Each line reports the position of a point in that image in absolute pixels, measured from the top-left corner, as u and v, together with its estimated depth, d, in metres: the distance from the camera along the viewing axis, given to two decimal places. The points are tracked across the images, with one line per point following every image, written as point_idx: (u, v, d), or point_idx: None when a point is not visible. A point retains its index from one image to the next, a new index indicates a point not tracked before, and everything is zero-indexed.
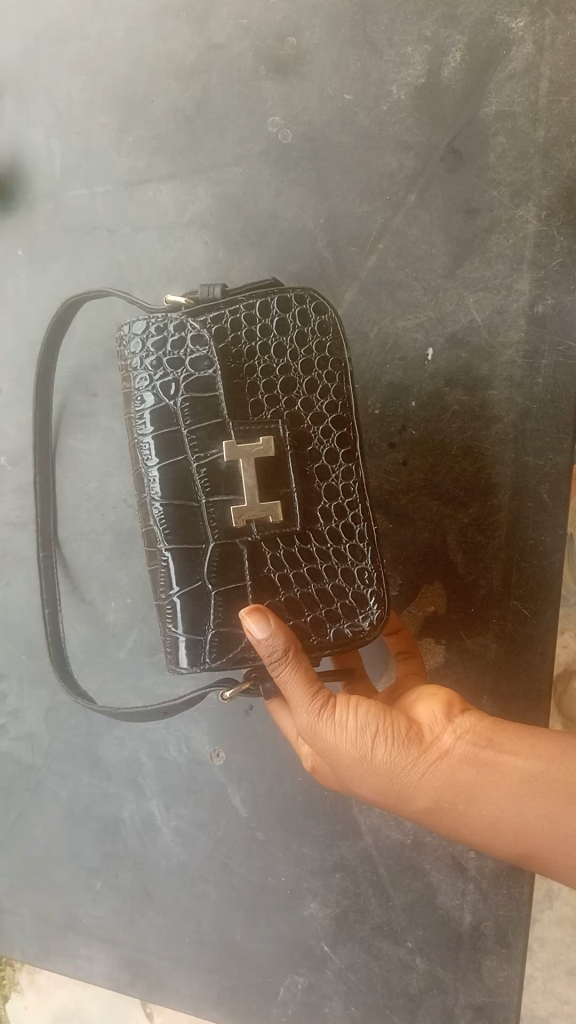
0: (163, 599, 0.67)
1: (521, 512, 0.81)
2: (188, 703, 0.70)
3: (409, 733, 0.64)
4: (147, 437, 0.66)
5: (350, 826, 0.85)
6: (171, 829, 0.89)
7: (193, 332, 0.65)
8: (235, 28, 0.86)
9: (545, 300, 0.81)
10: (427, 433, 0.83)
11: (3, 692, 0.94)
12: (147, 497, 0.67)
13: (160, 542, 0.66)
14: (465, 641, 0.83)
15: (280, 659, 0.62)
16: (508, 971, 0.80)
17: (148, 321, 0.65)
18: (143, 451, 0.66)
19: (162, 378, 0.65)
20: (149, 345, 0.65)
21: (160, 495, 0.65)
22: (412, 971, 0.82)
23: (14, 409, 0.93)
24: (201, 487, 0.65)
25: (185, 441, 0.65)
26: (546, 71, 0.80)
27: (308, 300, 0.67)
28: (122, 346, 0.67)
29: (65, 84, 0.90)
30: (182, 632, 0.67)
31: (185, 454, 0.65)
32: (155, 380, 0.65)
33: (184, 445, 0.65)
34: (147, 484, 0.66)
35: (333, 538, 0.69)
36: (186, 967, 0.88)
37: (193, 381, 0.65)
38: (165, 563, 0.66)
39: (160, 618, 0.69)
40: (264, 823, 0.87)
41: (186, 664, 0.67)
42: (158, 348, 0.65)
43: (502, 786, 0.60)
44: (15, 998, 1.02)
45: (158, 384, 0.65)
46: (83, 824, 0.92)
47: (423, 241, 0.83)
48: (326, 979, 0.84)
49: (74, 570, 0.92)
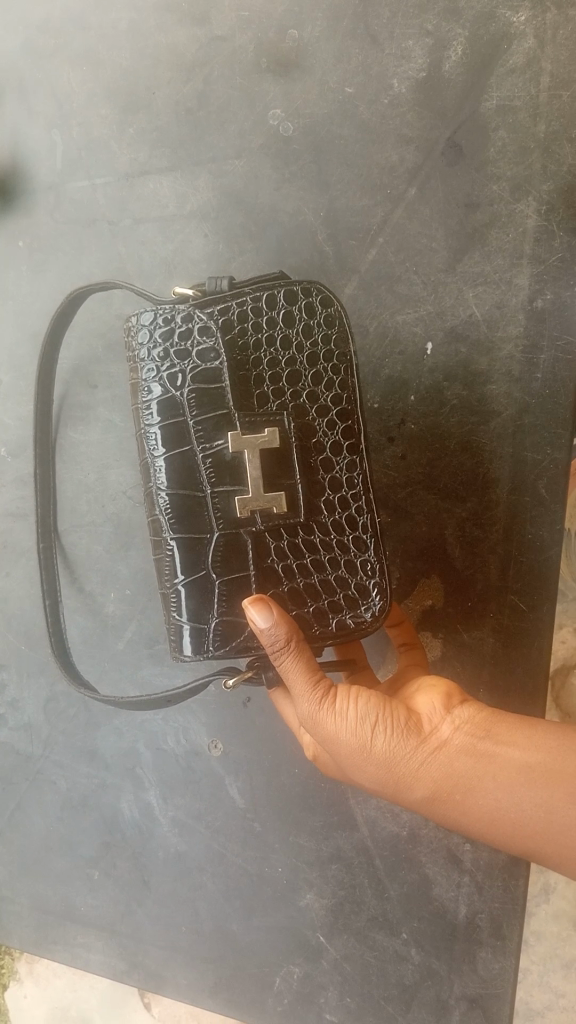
0: (168, 588, 0.68)
1: (520, 507, 0.82)
2: (191, 691, 0.71)
3: (408, 724, 0.65)
4: (153, 428, 0.66)
5: (347, 818, 0.85)
6: (169, 820, 0.90)
7: (200, 324, 0.65)
8: (237, 21, 0.86)
9: (544, 295, 0.81)
10: (426, 428, 0.83)
11: (2, 683, 0.95)
12: (153, 488, 0.67)
13: (166, 532, 0.67)
14: (462, 635, 0.83)
15: (282, 648, 0.63)
16: (503, 962, 0.81)
17: (156, 312, 0.65)
18: (150, 442, 0.66)
19: (169, 369, 0.65)
20: (157, 336, 0.65)
21: (166, 485, 0.66)
22: (407, 962, 0.83)
23: (14, 401, 0.94)
24: (206, 478, 0.66)
25: (191, 432, 0.65)
26: (547, 66, 0.80)
27: (314, 292, 0.67)
28: (129, 337, 0.67)
29: (67, 76, 0.90)
30: (187, 621, 0.68)
31: (191, 445, 0.66)
32: (162, 371, 0.66)
33: (189, 436, 0.66)
34: (153, 474, 0.67)
35: (336, 530, 0.69)
36: (183, 956, 0.88)
37: (200, 372, 0.65)
38: (170, 553, 0.67)
39: (165, 607, 0.70)
40: (261, 814, 0.87)
41: (190, 652, 0.68)
42: (165, 339, 0.65)
43: (500, 777, 0.61)
44: (13, 986, 1.03)
45: (165, 375, 0.65)
46: (82, 814, 0.92)
47: (424, 236, 0.83)
48: (322, 969, 0.85)
49: (74, 562, 0.92)
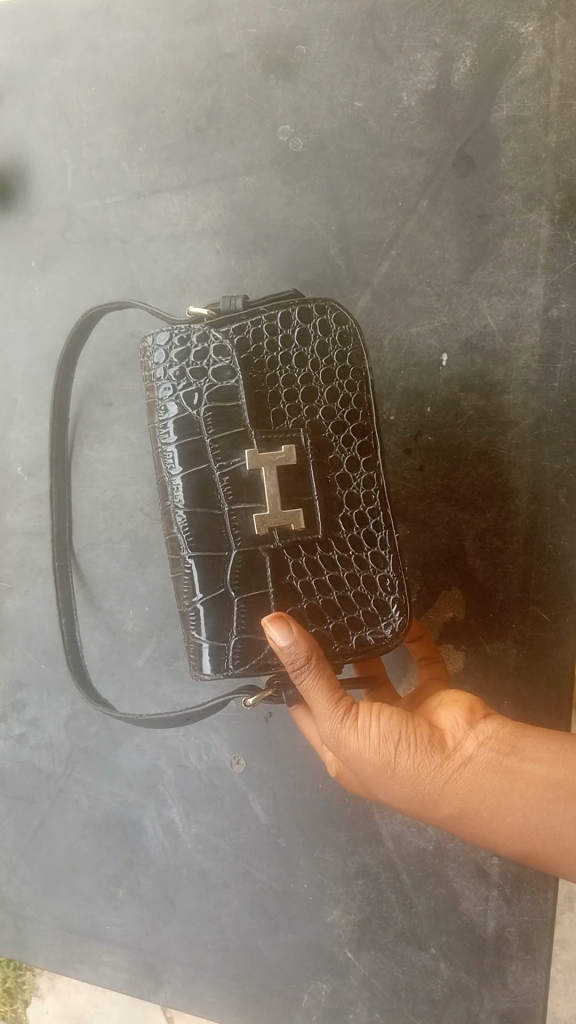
0: (186, 605, 0.67)
1: (540, 517, 0.81)
2: (211, 708, 0.70)
3: (432, 741, 0.64)
4: (171, 446, 0.66)
5: (372, 832, 0.85)
6: (192, 837, 0.89)
7: (216, 344, 0.65)
8: (245, 38, 0.86)
9: (559, 304, 0.81)
10: (443, 439, 0.83)
11: (23, 702, 0.95)
12: (170, 506, 0.67)
13: (184, 550, 0.66)
14: (484, 647, 0.83)
15: (303, 666, 0.63)
16: (533, 976, 0.80)
17: (171, 333, 0.65)
18: (167, 459, 0.66)
19: (186, 388, 0.65)
20: (173, 357, 0.66)
21: (183, 503, 0.65)
22: (437, 977, 0.82)
23: (29, 421, 0.94)
24: (223, 495, 0.65)
25: (208, 449, 0.65)
26: (557, 75, 0.80)
27: (329, 310, 0.68)
28: (145, 358, 0.68)
29: (76, 97, 0.91)
30: (206, 638, 0.67)
31: (208, 462, 0.65)
32: (179, 390, 0.65)
33: (207, 453, 0.65)
34: (171, 492, 0.66)
35: (354, 545, 0.69)
36: (209, 975, 0.88)
37: (216, 389, 0.65)
38: (188, 571, 0.66)
39: (184, 624, 0.69)
40: (286, 830, 0.87)
41: (209, 669, 0.67)
42: (181, 359, 0.65)
43: (527, 793, 0.60)
44: (35, 1004, 1.06)
45: (182, 394, 0.65)
46: (104, 833, 0.92)
47: (436, 248, 0.83)
48: (350, 985, 0.84)
49: (92, 580, 0.92)
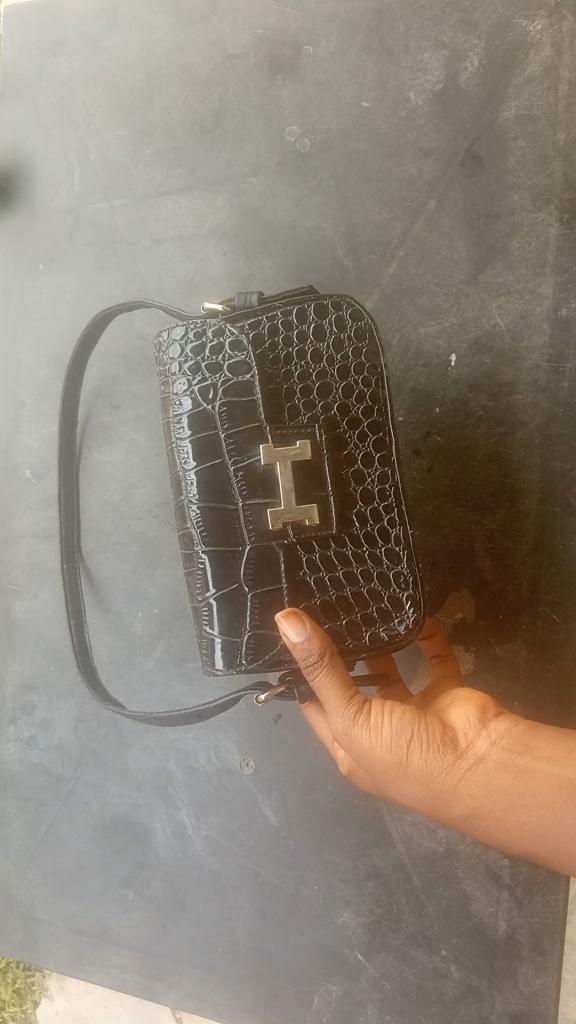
0: (199, 600, 0.67)
1: (549, 517, 0.81)
2: (222, 705, 0.70)
3: (444, 739, 0.64)
4: (185, 440, 0.65)
5: (382, 833, 0.85)
6: (202, 838, 0.89)
7: (232, 337, 0.65)
8: (251, 39, 0.86)
9: (568, 302, 0.81)
10: (452, 439, 0.83)
11: (32, 704, 0.95)
12: (184, 500, 0.66)
13: (197, 544, 0.66)
14: (493, 648, 0.82)
15: (315, 664, 0.62)
16: (544, 978, 0.79)
17: (187, 326, 0.65)
18: (181, 454, 0.66)
19: (201, 382, 0.65)
20: (188, 351, 0.65)
21: (197, 497, 0.65)
22: (447, 978, 0.81)
23: (36, 424, 0.94)
24: (238, 490, 0.65)
25: (222, 444, 0.65)
26: (565, 74, 0.80)
27: (344, 307, 0.68)
28: (160, 353, 0.68)
29: (82, 99, 0.91)
30: (218, 633, 0.66)
31: (223, 456, 0.65)
32: (194, 384, 0.65)
33: (221, 447, 0.65)
34: (184, 487, 0.66)
35: (368, 543, 0.69)
36: (219, 975, 0.88)
37: (231, 384, 0.65)
38: (201, 565, 0.66)
39: (196, 620, 0.68)
40: (296, 831, 0.87)
41: (222, 664, 0.67)
42: (197, 353, 0.65)
43: (541, 794, 0.61)
44: (45, 1004, 1.07)
45: (197, 388, 0.65)
46: (114, 834, 0.92)
47: (444, 247, 0.83)
48: (361, 987, 0.83)
49: (99, 582, 0.92)
